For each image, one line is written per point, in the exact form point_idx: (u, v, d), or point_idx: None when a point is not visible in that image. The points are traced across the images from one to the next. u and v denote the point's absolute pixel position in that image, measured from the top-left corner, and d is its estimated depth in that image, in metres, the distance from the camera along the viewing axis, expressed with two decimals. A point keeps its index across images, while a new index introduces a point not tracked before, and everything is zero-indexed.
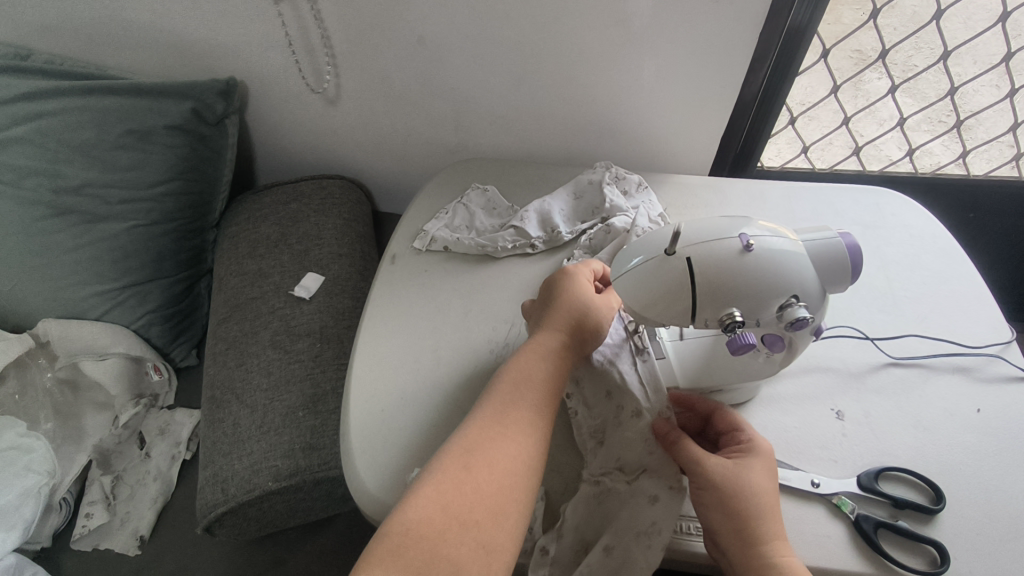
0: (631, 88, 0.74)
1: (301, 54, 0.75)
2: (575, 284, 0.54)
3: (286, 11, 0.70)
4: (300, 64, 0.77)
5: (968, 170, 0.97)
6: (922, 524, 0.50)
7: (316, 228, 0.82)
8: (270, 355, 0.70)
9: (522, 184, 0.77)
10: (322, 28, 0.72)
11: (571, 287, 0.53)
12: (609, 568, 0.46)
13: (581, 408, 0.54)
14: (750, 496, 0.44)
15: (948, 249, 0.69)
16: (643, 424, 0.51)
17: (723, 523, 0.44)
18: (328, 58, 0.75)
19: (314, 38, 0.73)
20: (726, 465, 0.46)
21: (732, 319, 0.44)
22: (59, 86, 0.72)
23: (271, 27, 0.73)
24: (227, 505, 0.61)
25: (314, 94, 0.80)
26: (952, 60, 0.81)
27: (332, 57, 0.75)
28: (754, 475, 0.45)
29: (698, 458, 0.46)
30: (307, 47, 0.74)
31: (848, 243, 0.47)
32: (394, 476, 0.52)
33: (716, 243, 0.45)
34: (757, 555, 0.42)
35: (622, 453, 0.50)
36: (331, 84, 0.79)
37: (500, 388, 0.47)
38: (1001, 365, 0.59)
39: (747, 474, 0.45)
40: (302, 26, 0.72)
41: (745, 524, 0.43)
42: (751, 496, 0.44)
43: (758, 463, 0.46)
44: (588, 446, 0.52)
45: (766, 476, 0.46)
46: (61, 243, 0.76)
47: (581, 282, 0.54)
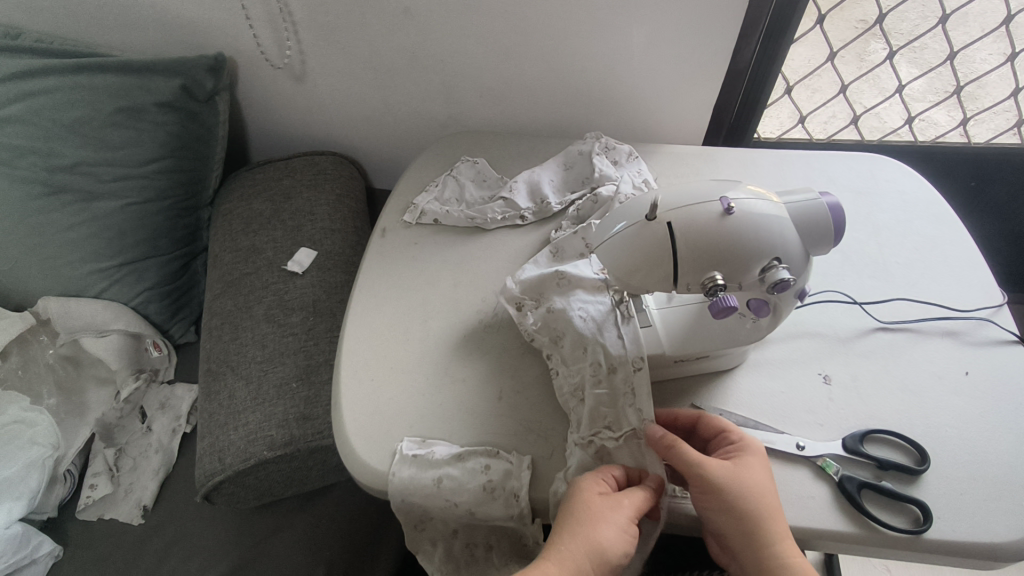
0: (621, 57, 0.73)
1: (258, 25, 0.75)
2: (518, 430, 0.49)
3: None
4: (259, 37, 0.77)
5: (969, 138, 0.95)
6: (906, 484, 0.50)
7: (308, 204, 0.82)
8: (264, 329, 0.71)
9: (513, 157, 0.77)
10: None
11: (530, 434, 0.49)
12: None
13: (561, 368, 0.54)
14: (753, 495, 0.45)
15: (942, 215, 0.69)
16: (619, 378, 0.52)
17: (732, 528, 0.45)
18: (290, 33, 0.76)
19: (273, 8, 0.73)
20: (727, 467, 0.46)
21: (715, 282, 0.43)
22: (50, 65, 0.73)
23: (257, 1, 0.72)
24: (224, 473, 0.62)
25: (278, 69, 0.81)
26: (952, 23, 0.79)
27: (292, 30, 0.75)
28: (753, 475, 0.46)
29: (701, 464, 0.46)
30: (268, 18, 0.74)
31: (830, 205, 0.47)
32: (383, 442, 0.53)
33: (697, 206, 0.44)
34: (767, 553, 0.44)
35: (607, 412, 0.51)
36: (292, 57, 0.79)
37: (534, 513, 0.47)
38: (991, 329, 0.59)
39: (748, 474, 0.46)
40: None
41: (752, 530, 0.45)
42: (753, 500, 0.45)
43: (755, 464, 0.47)
44: (571, 404, 0.53)
45: (765, 477, 0.46)
46: (58, 222, 0.77)
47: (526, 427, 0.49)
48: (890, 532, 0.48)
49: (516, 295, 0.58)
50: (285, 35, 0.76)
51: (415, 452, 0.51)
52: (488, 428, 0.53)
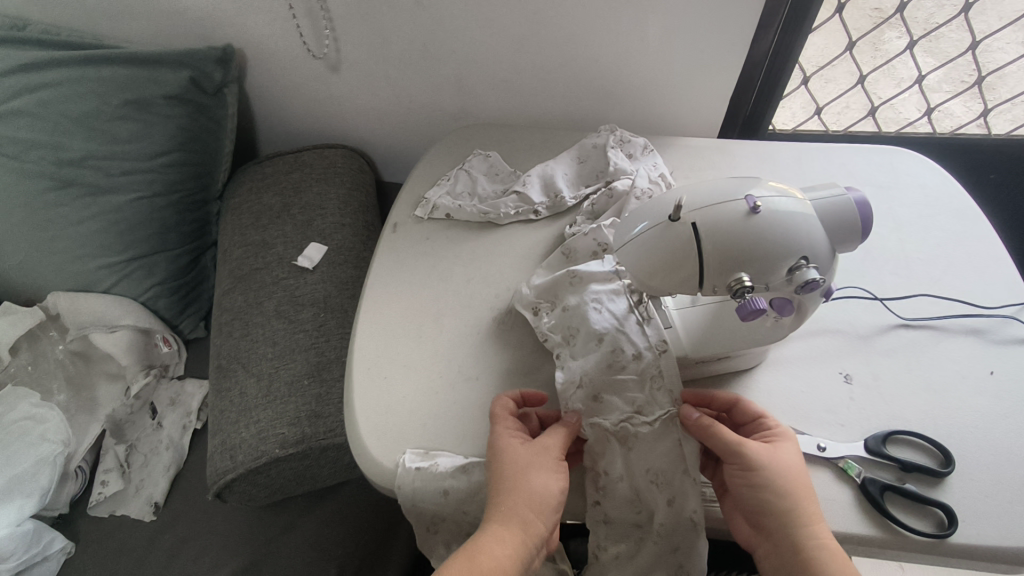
0: (637, 47, 0.72)
1: (302, 21, 0.74)
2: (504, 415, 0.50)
3: None
4: (300, 29, 0.75)
5: (989, 130, 0.93)
6: (929, 487, 0.49)
7: (318, 198, 0.81)
8: (275, 325, 0.71)
9: (525, 150, 0.76)
10: None
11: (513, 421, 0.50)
12: (673, 518, 0.47)
13: (569, 362, 0.53)
14: (791, 476, 0.45)
15: (965, 210, 0.67)
16: (646, 364, 0.51)
17: (767, 508, 0.44)
18: (328, 25, 0.74)
19: (314, 3, 0.72)
20: (764, 447, 0.46)
21: (741, 284, 0.42)
22: (57, 57, 0.72)
23: None
24: (236, 471, 0.62)
25: (315, 59, 0.79)
26: (975, 12, 0.77)
27: (331, 22, 0.74)
28: (789, 457, 0.46)
29: (739, 441, 0.46)
30: (307, 10, 0.73)
31: (857, 201, 0.45)
32: (397, 442, 0.52)
33: (722, 205, 0.43)
34: (805, 536, 0.43)
35: (637, 395, 0.50)
36: (330, 48, 0.77)
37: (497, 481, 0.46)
38: (1016, 326, 0.58)
39: (784, 456, 0.46)
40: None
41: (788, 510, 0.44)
42: (789, 481, 0.45)
43: (790, 448, 0.47)
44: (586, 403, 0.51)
45: (801, 460, 0.46)
46: (67, 216, 0.76)
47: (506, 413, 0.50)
48: (914, 536, 0.47)
49: (532, 299, 0.58)
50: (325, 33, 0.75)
51: (417, 465, 0.50)
52: None
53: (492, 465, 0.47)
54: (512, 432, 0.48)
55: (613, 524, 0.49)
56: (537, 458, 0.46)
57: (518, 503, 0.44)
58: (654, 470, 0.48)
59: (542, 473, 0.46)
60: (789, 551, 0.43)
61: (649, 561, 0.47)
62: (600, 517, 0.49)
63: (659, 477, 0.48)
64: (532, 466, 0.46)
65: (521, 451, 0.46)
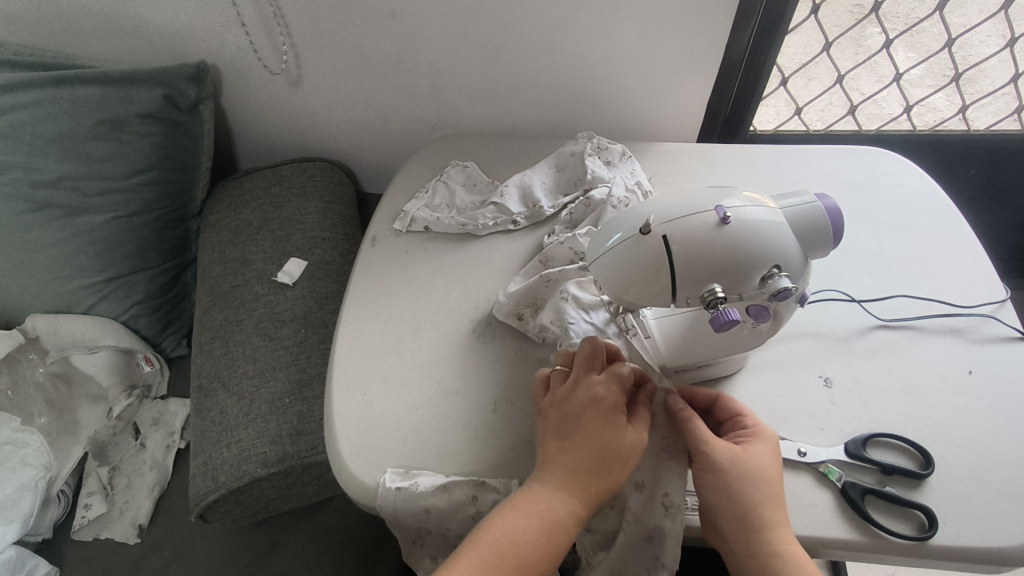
0: (613, 53, 0.72)
1: (255, 33, 0.74)
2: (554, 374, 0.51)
3: None
4: (255, 43, 0.75)
5: (969, 125, 0.94)
6: (909, 489, 0.49)
7: (297, 213, 0.81)
8: (256, 342, 0.70)
9: (504, 159, 0.76)
10: (274, 3, 0.70)
11: (561, 380, 0.50)
12: (647, 503, 0.47)
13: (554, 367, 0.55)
14: (754, 480, 0.44)
15: (942, 209, 0.67)
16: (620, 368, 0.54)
17: (723, 509, 0.44)
18: (284, 37, 0.74)
19: (270, 19, 0.72)
20: (732, 448, 0.45)
21: (714, 296, 0.42)
22: (29, 78, 0.71)
23: (252, 5, 0.70)
24: (218, 492, 0.62)
25: (274, 75, 0.79)
26: (951, 9, 0.77)
27: (287, 34, 0.73)
28: (758, 460, 0.45)
29: (704, 440, 0.46)
30: (262, 22, 0.72)
31: (827, 207, 0.45)
32: (377, 459, 0.52)
33: (693, 217, 0.43)
34: (759, 541, 0.43)
35: None
36: (289, 63, 0.77)
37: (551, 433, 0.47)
38: (994, 325, 0.58)
39: (752, 458, 0.45)
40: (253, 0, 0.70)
41: (750, 512, 0.43)
42: (754, 485, 0.44)
43: (765, 449, 0.46)
44: None
45: (772, 463, 0.45)
46: (43, 237, 0.75)
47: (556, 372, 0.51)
48: (896, 540, 0.46)
49: (513, 306, 0.59)
50: (282, 43, 0.75)
51: (397, 485, 0.49)
52: (484, 441, 0.52)
53: (546, 422, 0.48)
54: (591, 381, 0.48)
55: (594, 530, 0.49)
56: (606, 408, 0.46)
57: (583, 455, 0.45)
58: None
59: (609, 428, 0.45)
60: (744, 553, 0.43)
61: (623, 554, 0.47)
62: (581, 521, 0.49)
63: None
64: (599, 419, 0.46)
65: (591, 402, 0.47)
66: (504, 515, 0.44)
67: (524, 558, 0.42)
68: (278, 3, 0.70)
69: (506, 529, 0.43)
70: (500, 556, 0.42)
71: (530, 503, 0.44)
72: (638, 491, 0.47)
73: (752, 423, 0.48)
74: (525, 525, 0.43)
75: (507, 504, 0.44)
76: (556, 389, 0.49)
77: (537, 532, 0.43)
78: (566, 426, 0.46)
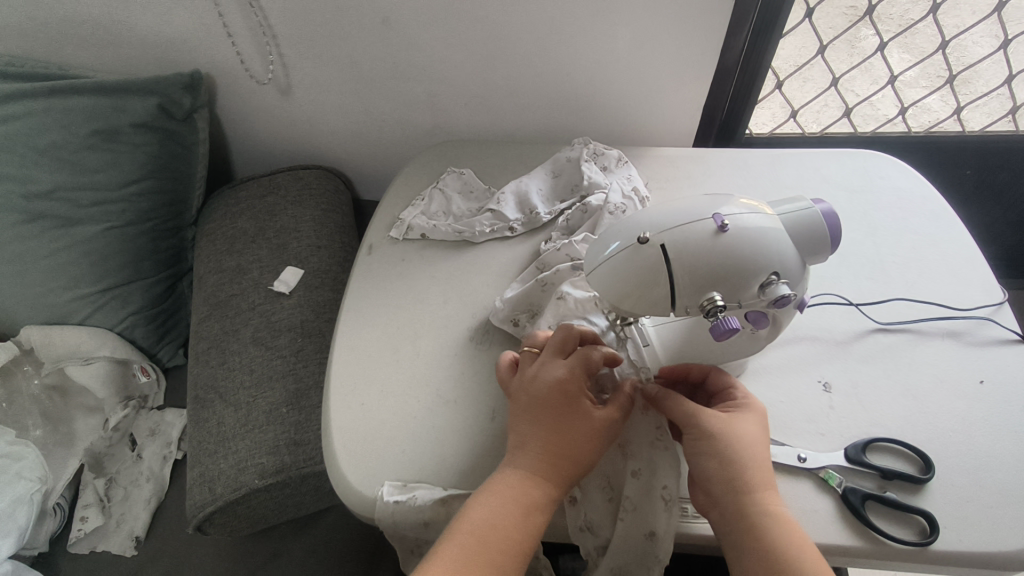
0: (607, 58, 0.72)
1: (243, 43, 0.74)
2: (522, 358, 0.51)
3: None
4: (242, 53, 0.75)
5: (964, 126, 0.94)
6: (910, 494, 0.49)
7: (293, 221, 0.81)
8: (252, 352, 0.70)
9: (501, 165, 0.76)
10: (259, 14, 0.70)
11: (529, 364, 0.50)
12: (643, 490, 0.47)
13: None
14: (744, 446, 0.44)
15: (939, 212, 0.67)
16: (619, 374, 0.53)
17: (711, 474, 0.44)
18: (272, 48, 0.74)
19: (258, 30, 0.72)
20: (721, 417, 0.46)
21: (713, 304, 0.42)
22: (22, 89, 0.71)
23: (238, 14, 0.70)
24: (215, 504, 0.62)
25: (263, 84, 0.79)
26: (945, 11, 0.77)
27: (275, 45, 0.74)
28: (746, 428, 0.45)
29: (693, 411, 0.45)
30: (249, 32, 0.72)
31: (824, 213, 0.45)
32: (376, 471, 0.51)
33: (690, 225, 0.43)
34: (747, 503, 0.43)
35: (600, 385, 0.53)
36: (276, 72, 0.77)
37: (520, 418, 0.47)
38: (993, 328, 0.58)
39: (740, 426, 0.45)
40: (253, 8, 0.69)
41: (737, 484, 0.43)
42: (743, 450, 0.44)
43: (751, 418, 0.46)
44: None
45: (759, 433, 0.46)
46: (37, 249, 0.75)
47: (523, 356, 0.51)
48: (897, 546, 0.46)
49: (507, 312, 0.59)
50: (268, 51, 0.74)
51: (396, 499, 0.49)
52: (483, 450, 0.52)
53: (515, 406, 0.48)
54: (556, 362, 0.48)
55: (599, 533, 0.48)
56: (574, 390, 0.46)
57: (552, 440, 0.45)
58: (618, 449, 0.49)
59: (578, 408, 0.46)
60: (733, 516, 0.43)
61: (621, 548, 0.47)
62: (582, 520, 0.48)
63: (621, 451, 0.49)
64: (568, 401, 0.46)
65: (558, 384, 0.46)
66: (482, 503, 0.43)
67: (506, 544, 0.42)
68: (264, 15, 0.70)
69: (486, 519, 0.42)
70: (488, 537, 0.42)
71: (506, 489, 0.44)
72: (635, 479, 0.48)
73: (740, 393, 0.48)
74: (503, 506, 0.43)
75: (484, 490, 0.44)
76: (523, 372, 0.49)
77: (518, 517, 0.43)
78: (537, 408, 0.46)
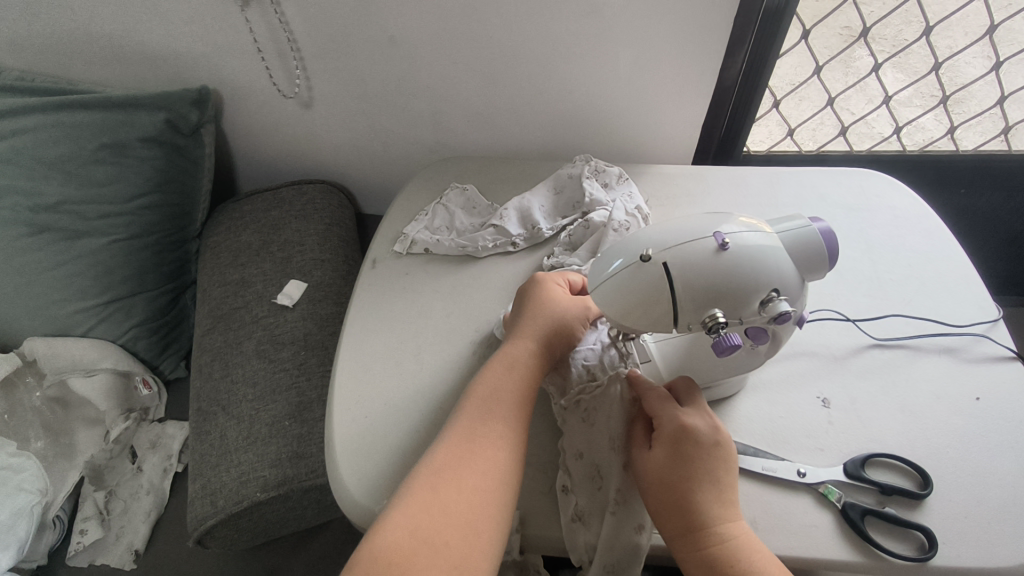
0: (609, 77, 0.73)
1: (271, 61, 0.75)
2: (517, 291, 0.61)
3: (250, 17, 0.70)
4: (272, 73, 0.76)
5: (958, 145, 0.95)
6: (908, 510, 0.49)
7: (297, 235, 0.81)
8: (255, 365, 0.70)
9: (503, 181, 0.77)
10: (288, 30, 0.71)
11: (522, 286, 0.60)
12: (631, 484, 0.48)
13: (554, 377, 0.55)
14: (655, 487, 0.45)
15: (934, 230, 0.69)
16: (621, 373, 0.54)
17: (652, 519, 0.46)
18: (298, 63, 0.75)
19: (284, 44, 0.73)
20: (640, 461, 0.47)
21: (715, 321, 0.43)
22: (31, 103, 0.72)
23: (267, 35, 0.72)
24: (216, 517, 0.62)
25: (287, 98, 0.80)
26: (939, 33, 0.79)
27: (303, 61, 0.75)
28: (656, 468, 0.46)
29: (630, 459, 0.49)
30: (276, 50, 0.73)
31: (822, 231, 0.46)
32: (379, 485, 0.51)
33: (692, 243, 0.44)
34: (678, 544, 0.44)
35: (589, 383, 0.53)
36: (302, 87, 0.78)
37: (512, 315, 0.57)
38: (988, 345, 0.59)
39: (651, 467, 0.46)
40: (268, 26, 0.71)
41: (664, 530, 0.45)
42: (658, 493, 0.45)
43: (689, 449, 0.46)
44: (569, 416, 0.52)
45: (673, 469, 0.45)
46: (42, 261, 0.75)
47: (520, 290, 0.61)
48: (895, 560, 0.47)
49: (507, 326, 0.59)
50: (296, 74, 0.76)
51: None
52: None
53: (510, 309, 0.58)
54: (549, 279, 0.58)
55: (591, 526, 0.48)
56: (550, 283, 0.57)
57: (536, 316, 0.54)
58: (609, 441, 0.50)
59: (567, 311, 0.55)
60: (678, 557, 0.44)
61: (612, 543, 0.46)
62: (573, 510, 0.48)
63: (617, 446, 0.49)
64: (546, 290, 0.56)
65: (541, 280, 0.57)
66: (486, 378, 0.51)
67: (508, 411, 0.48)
68: (271, 32, 0.71)
69: (492, 389, 0.49)
70: (465, 449, 0.46)
71: (500, 356, 0.52)
72: (625, 471, 0.49)
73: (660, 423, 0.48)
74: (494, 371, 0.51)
75: (486, 369, 0.52)
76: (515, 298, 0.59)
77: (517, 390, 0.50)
78: (537, 308, 0.55)
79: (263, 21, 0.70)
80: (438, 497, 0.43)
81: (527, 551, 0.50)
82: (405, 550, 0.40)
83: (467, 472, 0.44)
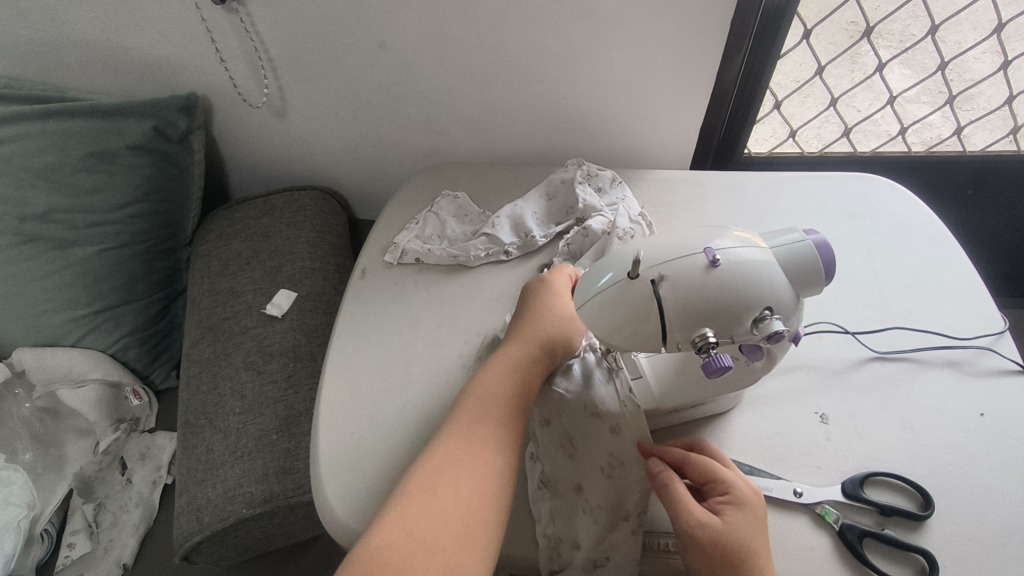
0: (605, 81, 0.71)
1: (235, 67, 0.74)
2: (550, 291, 0.57)
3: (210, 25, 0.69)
4: (234, 76, 0.75)
5: (966, 145, 0.93)
6: (909, 532, 0.48)
7: (288, 242, 0.80)
8: (243, 377, 0.69)
9: (496, 188, 0.75)
10: (256, 39, 0.70)
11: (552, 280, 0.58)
12: (611, 489, 0.48)
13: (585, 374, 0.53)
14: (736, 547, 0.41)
15: (938, 237, 0.67)
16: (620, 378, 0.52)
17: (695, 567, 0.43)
18: (266, 71, 0.74)
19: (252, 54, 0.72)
20: (714, 522, 0.43)
21: (705, 340, 0.42)
22: (19, 111, 0.71)
23: (231, 38, 0.70)
24: (202, 533, 0.61)
25: (258, 108, 0.80)
26: (946, 31, 0.77)
27: (270, 69, 0.74)
28: (741, 529, 0.42)
29: (690, 526, 0.43)
30: (252, 53, 0.72)
31: (818, 244, 0.44)
32: (365, 504, 0.50)
33: (682, 260, 0.42)
34: None
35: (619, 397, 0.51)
36: (272, 95, 0.77)
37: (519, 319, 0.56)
38: (993, 358, 0.57)
39: (734, 530, 0.42)
40: (236, 38, 0.70)
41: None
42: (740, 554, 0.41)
43: (742, 517, 0.43)
44: (578, 413, 0.51)
45: (752, 532, 0.42)
46: (31, 270, 0.75)
47: (556, 291, 0.57)
48: None
49: None
50: (263, 74, 0.75)
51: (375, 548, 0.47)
52: None
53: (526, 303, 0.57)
54: (553, 281, 0.58)
55: (558, 494, 0.49)
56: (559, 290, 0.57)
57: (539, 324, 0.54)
58: (584, 410, 0.51)
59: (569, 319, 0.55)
60: None
61: (565, 517, 0.48)
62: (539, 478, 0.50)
63: (593, 414, 0.51)
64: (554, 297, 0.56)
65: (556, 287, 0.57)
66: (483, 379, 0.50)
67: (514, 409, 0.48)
68: (260, 35, 0.70)
69: (484, 392, 0.49)
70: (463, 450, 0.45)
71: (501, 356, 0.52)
72: (615, 435, 0.50)
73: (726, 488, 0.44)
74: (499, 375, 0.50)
75: (483, 370, 0.51)
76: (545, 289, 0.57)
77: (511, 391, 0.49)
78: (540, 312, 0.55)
79: (256, 27, 0.69)
80: (444, 496, 0.42)
81: (505, 568, 0.49)
82: (402, 552, 0.39)
83: (473, 472, 0.44)
